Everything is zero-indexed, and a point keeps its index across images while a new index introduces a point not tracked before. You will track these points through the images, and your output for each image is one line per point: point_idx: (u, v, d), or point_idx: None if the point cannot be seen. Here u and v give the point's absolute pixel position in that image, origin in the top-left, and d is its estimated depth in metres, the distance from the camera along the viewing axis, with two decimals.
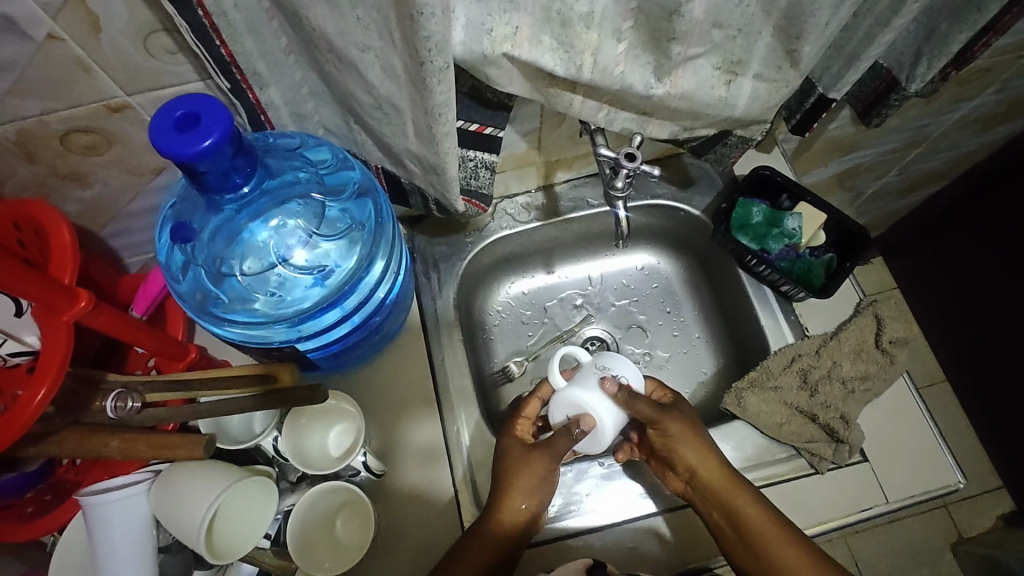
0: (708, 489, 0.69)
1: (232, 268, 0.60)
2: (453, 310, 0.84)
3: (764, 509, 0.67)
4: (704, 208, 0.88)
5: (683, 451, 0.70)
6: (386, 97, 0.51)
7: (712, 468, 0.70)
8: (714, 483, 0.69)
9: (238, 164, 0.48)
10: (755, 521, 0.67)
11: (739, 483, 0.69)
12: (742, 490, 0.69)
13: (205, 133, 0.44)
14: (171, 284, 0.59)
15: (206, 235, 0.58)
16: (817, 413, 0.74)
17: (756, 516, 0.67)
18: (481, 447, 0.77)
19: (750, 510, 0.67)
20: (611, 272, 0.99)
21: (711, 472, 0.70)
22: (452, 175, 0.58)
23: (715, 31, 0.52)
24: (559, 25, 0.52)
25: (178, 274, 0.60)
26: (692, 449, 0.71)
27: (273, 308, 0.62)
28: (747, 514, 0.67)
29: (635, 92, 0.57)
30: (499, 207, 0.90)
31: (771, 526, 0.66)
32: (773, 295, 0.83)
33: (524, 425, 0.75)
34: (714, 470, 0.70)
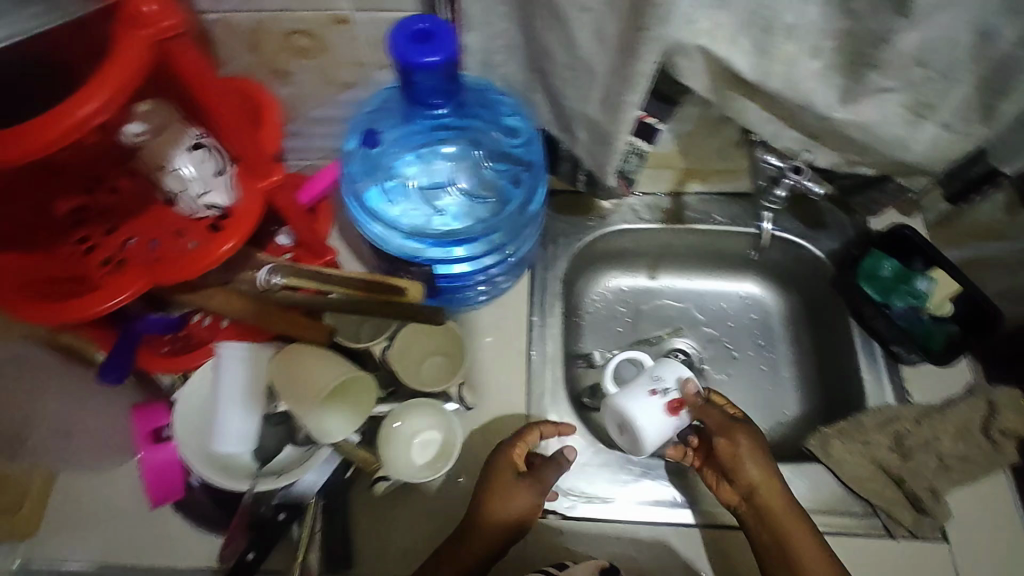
0: (765, 508, 0.68)
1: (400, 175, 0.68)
2: (559, 284, 0.87)
3: (815, 541, 0.66)
4: (828, 251, 0.88)
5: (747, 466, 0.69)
6: (585, 59, 0.55)
7: (774, 491, 0.68)
8: (773, 502, 0.67)
9: (444, 87, 0.54)
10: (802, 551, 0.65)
11: (797, 511, 0.67)
12: (802, 522, 0.67)
13: (434, 51, 0.49)
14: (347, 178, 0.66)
15: (393, 139, 0.67)
16: (904, 478, 0.73)
17: (806, 545, 0.65)
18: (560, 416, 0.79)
19: (801, 538, 0.65)
20: (712, 293, 0.99)
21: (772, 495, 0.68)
22: (617, 148, 0.61)
23: (915, 68, 0.53)
24: (761, 31, 0.54)
25: (354, 162, 0.67)
26: (758, 467, 0.69)
27: (412, 220, 0.67)
28: (799, 542, 0.65)
29: (814, 111, 0.58)
30: (625, 201, 0.92)
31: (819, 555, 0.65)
32: (882, 353, 0.82)
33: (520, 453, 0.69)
34: (774, 487, 0.68)
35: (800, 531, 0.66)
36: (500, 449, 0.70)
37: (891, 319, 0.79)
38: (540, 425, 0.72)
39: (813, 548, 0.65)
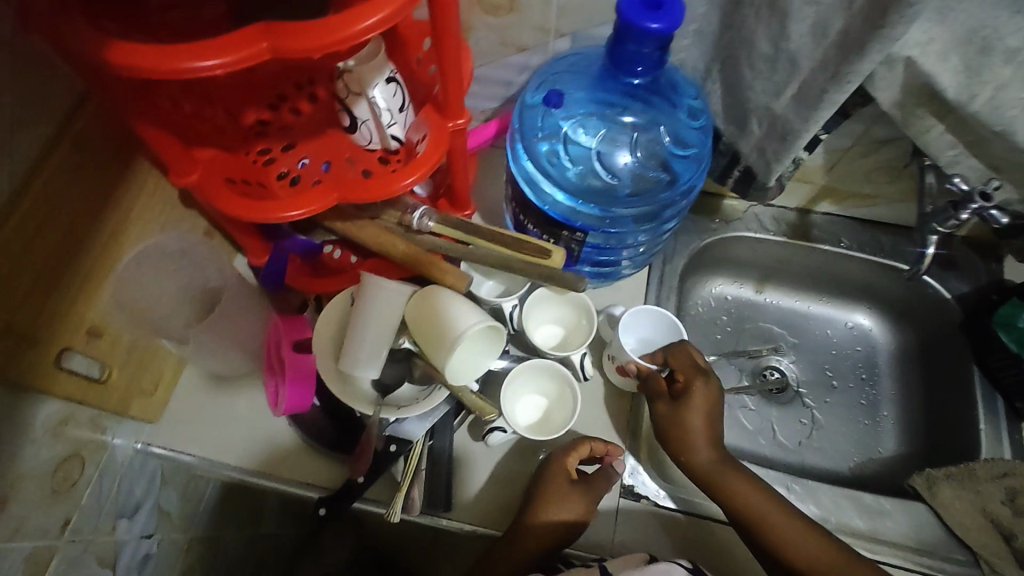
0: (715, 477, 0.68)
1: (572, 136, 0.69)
2: (676, 279, 0.87)
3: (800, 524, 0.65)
4: (957, 294, 0.86)
5: (693, 428, 0.69)
6: (793, 52, 0.55)
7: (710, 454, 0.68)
8: (726, 474, 0.67)
9: (649, 59, 0.54)
10: (788, 538, 0.64)
11: (737, 471, 0.68)
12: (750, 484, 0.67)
13: (659, 18, 0.50)
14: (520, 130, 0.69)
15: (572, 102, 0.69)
16: (1015, 534, 0.69)
17: (789, 533, 0.65)
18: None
19: (779, 522, 0.65)
20: (819, 318, 0.98)
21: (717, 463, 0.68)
22: (796, 147, 0.61)
23: None
24: (978, 52, 0.53)
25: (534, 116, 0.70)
26: (699, 423, 0.69)
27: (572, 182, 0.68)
28: (779, 529, 0.65)
29: (1012, 140, 0.57)
30: (752, 210, 0.92)
31: (826, 550, 0.64)
32: (1003, 405, 0.79)
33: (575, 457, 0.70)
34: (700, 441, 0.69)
35: (751, 494, 0.66)
36: (553, 456, 0.70)
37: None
38: (592, 441, 0.71)
39: (795, 529, 0.65)
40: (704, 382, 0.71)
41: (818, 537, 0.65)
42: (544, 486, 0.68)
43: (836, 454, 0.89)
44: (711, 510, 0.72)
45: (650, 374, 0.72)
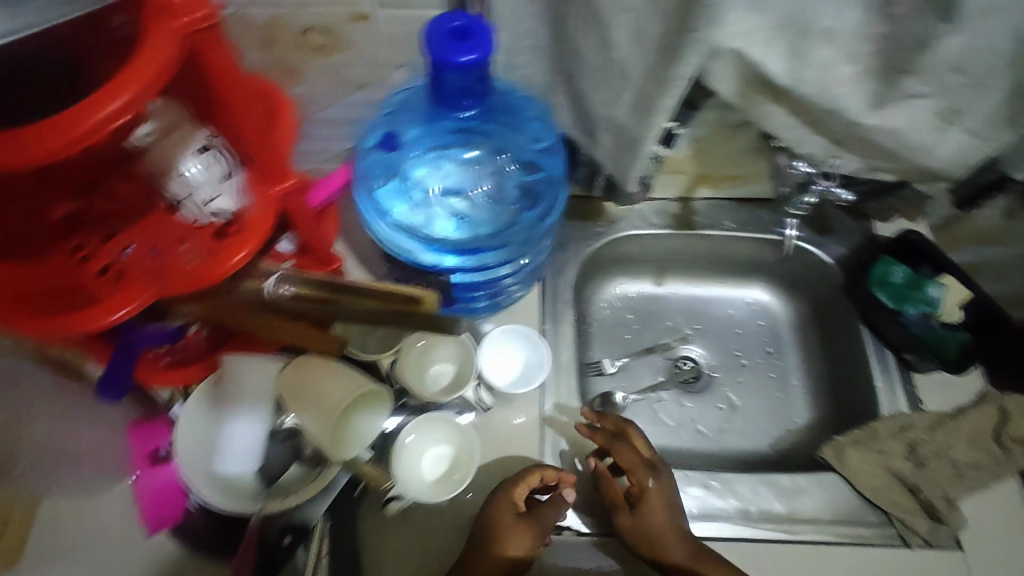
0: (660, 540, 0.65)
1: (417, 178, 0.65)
2: (570, 292, 0.85)
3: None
4: (837, 258, 0.88)
5: (657, 532, 0.65)
6: (619, 61, 0.53)
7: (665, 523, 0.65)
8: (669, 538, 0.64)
9: (473, 90, 0.51)
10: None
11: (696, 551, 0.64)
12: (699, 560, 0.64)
13: (472, 48, 0.46)
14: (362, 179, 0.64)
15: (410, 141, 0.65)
16: (920, 488, 0.72)
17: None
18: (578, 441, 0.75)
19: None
20: (719, 300, 0.99)
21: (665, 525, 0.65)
22: (645, 153, 0.59)
23: (951, 75, 0.52)
24: (796, 34, 0.53)
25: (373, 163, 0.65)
26: (661, 524, 0.65)
27: (430, 228, 0.64)
28: None
29: (845, 116, 0.57)
30: (635, 206, 0.91)
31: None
32: (894, 363, 0.81)
33: (518, 490, 0.65)
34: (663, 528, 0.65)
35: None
36: (499, 489, 0.66)
37: (905, 325, 0.79)
38: (541, 468, 0.67)
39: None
40: (657, 479, 0.68)
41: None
42: (492, 522, 0.63)
43: (753, 433, 0.90)
44: None
45: (601, 473, 0.69)
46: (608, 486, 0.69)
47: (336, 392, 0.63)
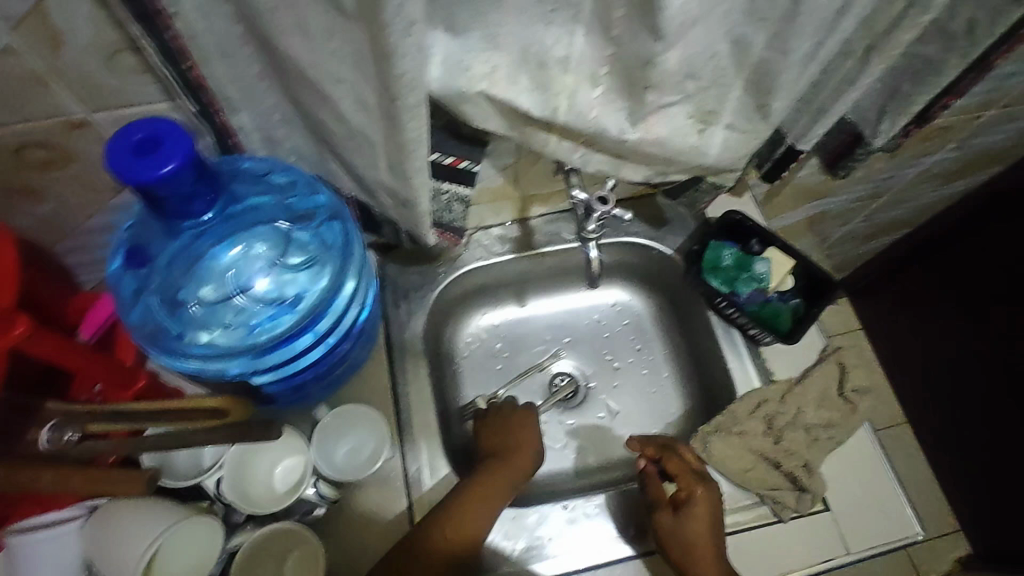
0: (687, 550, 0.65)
1: (191, 295, 0.57)
2: (422, 342, 0.83)
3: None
4: (676, 248, 0.89)
5: (698, 544, 0.65)
6: (358, 129, 0.50)
7: (705, 529, 0.66)
8: (694, 548, 0.65)
9: (200, 190, 0.47)
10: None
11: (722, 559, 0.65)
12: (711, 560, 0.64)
13: (165, 158, 0.42)
14: (122, 312, 0.56)
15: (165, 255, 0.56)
16: (780, 460, 0.75)
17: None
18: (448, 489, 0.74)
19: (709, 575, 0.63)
20: (583, 308, 0.98)
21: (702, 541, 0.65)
22: (423, 210, 0.57)
23: (687, 82, 0.52)
24: (537, 66, 0.52)
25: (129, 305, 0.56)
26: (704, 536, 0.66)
27: (232, 338, 0.59)
28: None
29: (609, 136, 0.57)
30: (473, 238, 0.89)
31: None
32: (740, 339, 0.84)
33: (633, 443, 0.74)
34: (705, 541, 0.65)
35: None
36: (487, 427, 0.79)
37: (741, 306, 0.81)
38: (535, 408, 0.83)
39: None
40: (706, 488, 0.69)
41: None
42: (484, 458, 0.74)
43: (636, 435, 0.91)
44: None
45: (649, 476, 0.73)
46: (655, 490, 0.71)
47: (142, 533, 0.55)
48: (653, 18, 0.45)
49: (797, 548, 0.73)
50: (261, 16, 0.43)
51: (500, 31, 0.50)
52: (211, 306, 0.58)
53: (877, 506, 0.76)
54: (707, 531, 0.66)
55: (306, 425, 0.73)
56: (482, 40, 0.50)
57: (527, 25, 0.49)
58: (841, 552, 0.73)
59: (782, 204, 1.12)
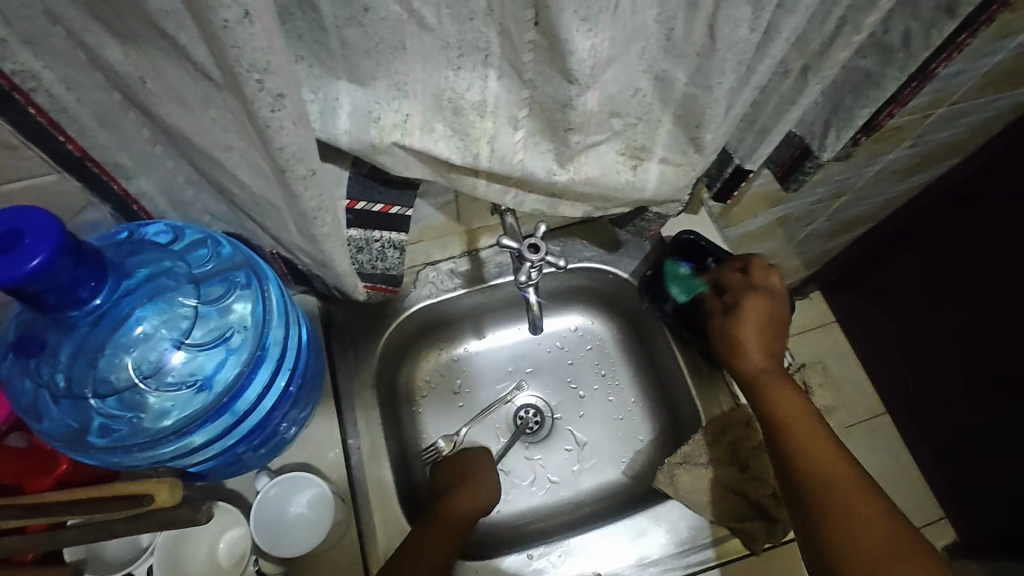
0: (827, 463, 0.60)
1: (96, 389, 0.52)
2: (372, 390, 0.79)
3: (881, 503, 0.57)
4: (632, 271, 0.86)
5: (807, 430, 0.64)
6: (259, 194, 0.46)
7: (822, 439, 0.63)
8: (837, 463, 0.60)
9: (82, 277, 0.43)
10: (854, 496, 0.58)
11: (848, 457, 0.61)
12: (836, 454, 0.61)
13: (30, 253, 0.38)
14: (34, 425, 0.52)
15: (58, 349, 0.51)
16: (748, 488, 0.72)
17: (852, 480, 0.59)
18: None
19: (866, 503, 0.57)
20: (543, 335, 0.94)
21: (831, 460, 0.61)
22: (344, 270, 0.53)
23: (612, 119, 0.49)
24: (452, 112, 0.49)
25: (29, 407, 0.52)
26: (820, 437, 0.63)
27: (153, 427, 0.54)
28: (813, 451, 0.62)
29: (538, 178, 0.54)
30: (421, 274, 0.85)
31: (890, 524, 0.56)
32: (704, 361, 0.81)
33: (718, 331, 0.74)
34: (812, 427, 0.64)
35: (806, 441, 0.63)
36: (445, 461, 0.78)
37: (700, 330, 0.80)
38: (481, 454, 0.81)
39: (878, 521, 0.56)
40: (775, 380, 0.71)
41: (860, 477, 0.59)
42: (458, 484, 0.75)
43: (604, 465, 0.88)
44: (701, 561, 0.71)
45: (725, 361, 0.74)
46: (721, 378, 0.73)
47: None
48: (564, 62, 0.42)
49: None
50: (132, 86, 0.40)
51: (407, 79, 0.47)
52: (120, 396, 0.53)
53: None
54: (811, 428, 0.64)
55: (249, 493, 0.69)
56: (389, 89, 0.47)
57: (435, 71, 0.46)
58: None
59: (742, 212, 1.10)
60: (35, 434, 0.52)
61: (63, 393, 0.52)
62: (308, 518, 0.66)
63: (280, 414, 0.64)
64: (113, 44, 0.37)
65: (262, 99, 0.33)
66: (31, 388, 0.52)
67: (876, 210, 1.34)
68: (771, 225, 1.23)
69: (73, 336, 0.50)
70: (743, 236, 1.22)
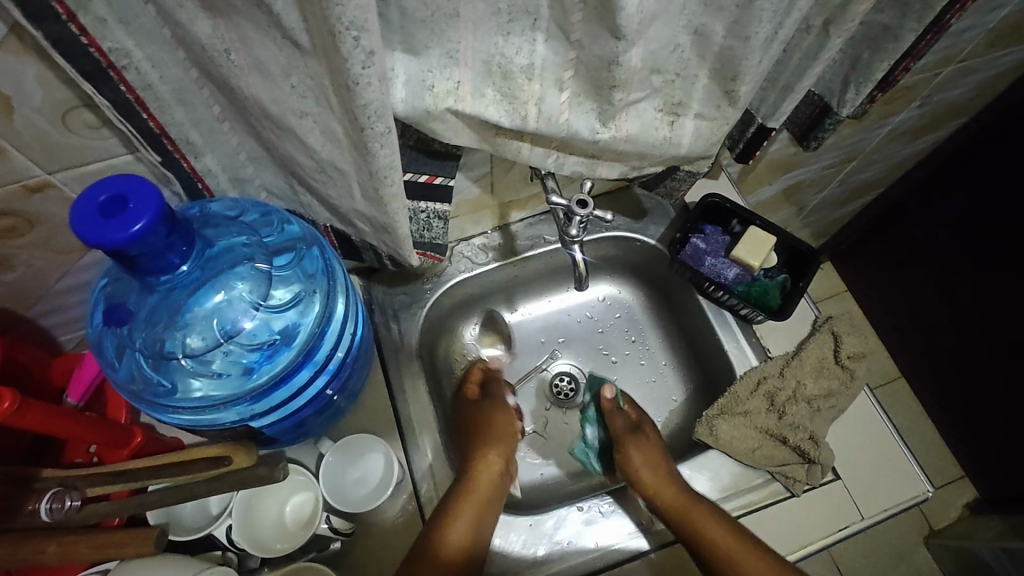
0: (682, 513, 0.72)
1: (177, 349, 0.56)
2: (417, 361, 0.82)
3: (730, 528, 0.69)
4: (658, 237, 0.88)
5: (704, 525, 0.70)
6: (328, 161, 0.49)
7: (672, 493, 0.74)
8: (693, 509, 0.72)
9: (173, 243, 0.46)
10: (718, 535, 0.69)
11: (694, 502, 0.72)
12: (698, 505, 0.72)
13: (134, 217, 0.41)
14: (107, 371, 0.55)
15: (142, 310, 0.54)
16: (787, 435, 0.75)
17: (714, 531, 0.69)
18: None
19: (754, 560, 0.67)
20: (574, 306, 0.97)
21: (731, 538, 0.69)
22: (404, 233, 0.56)
23: (653, 76, 0.52)
24: (501, 78, 0.52)
25: (115, 361, 0.56)
26: (710, 523, 0.70)
27: (225, 390, 0.58)
28: (700, 522, 0.70)
29: (582, 138, 0.57)
30: (456, 250, 0.88)
31: (737, 544, 0.68)
32: (733, 319, 0.84)
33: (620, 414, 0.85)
34: (660, 481, 0.75)
35: (715, 529, 0.69)
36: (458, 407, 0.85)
37: (729, 288, 0.82)
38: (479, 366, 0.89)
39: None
40: (748, 415, 0.76)
41: (720, 520, 0.70)
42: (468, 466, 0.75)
43: None
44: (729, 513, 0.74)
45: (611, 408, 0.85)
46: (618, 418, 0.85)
47: None
48: (613, 19, 0.45)
49: (813, 518, 0.74)
50: (217, 62, 0.43)
51: (459, 47, 0.49)
52: (198, 358, 0.57)
53: (880, 464, 0.78)
54: (702, 511, 0.71)
55: (311, 461, 0.72)
56: (442, 57, 0.50)
57: (485, 38, 0.49)
58: (855, 519, 0.74)
59: (758, 180, 1.13)
60: (109, 382, 0.56)
61: (149, 353, 0.55)
62: (364, 477, 0.70)
63: (336, 389, 0.68)
64: (202, 19, 0.40)
65: (355, 56, 0.36)
66: (117, 344, 0.56)
67: (885, 174, 1.37)
68: (783, 194, 1.26)
69: (158, 298, 0.53)
70: (758, 205, 1.26)
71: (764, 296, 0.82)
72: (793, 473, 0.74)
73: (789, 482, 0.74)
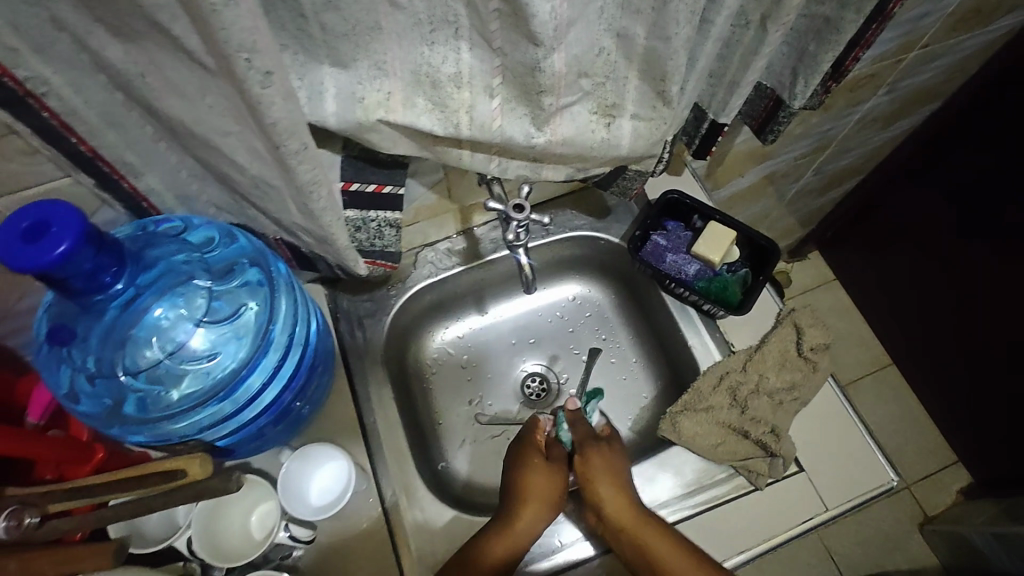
0: (633, 532, 0.69)
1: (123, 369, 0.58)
2: (382, 368, 0.83)
3: (683, 558, 0.67)
4: (621, 235, 0.89)
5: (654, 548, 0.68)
6: (258, 177, 0.50)
7: (626, 512, 0.70)
8: (646, 531, 0.69)
9: (104, 263, 0.47)
10: (669, 556, 0.67)
11: (648, 522, 0.69)
12: (650, 524, 0.69)
13: (56, 240, 0.42)
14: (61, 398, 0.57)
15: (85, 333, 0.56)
16: (749, 429, 0.75)
17: (661, 548, 0.68)
18: (439, 514, 0.76)
19: None
20: (543, 307, 0.98)
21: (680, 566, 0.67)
22: (344, 244, 0.57)
23: (581, 80, 0.53)
24: (430, 87, 0.53)
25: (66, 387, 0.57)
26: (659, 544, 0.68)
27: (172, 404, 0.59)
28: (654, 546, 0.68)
29: (518, 143, 0.57)
30: (420, 255, 0.89)
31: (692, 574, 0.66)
32: (697, 314, 0.85)
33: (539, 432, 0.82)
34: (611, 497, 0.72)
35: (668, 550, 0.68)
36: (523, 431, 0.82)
37: (690, 285, 0.82)
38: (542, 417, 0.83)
39: None
40: (721, 408, 0.77)
41: (669, 539, 0.68)
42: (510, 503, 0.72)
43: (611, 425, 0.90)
44: (704, 499, 0.74)
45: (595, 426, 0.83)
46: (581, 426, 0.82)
47: None
48: (527, 26, 0.45)
49: (777, 512, 0.74)
50: (135, 85, 0.43)
51: (386, 58, 0.50)
52: (143, 376, 0.59)
53: (845, 454, 0.77)
54: (662, 539, 0.69)
55: (275, 470, 0.72)
56: (370, 68, 0.50)
57: (411, 47, 0.50)
58: (819, 511, 0.74)
59: (730, 173, 1.13)
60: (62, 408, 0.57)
61: (95, 374, 0.57)
62: (325, 484, 0.71)
63: (293, 397, 0.67)
64: (114, 44, 0.41)
65: (252, 77, 0.36)
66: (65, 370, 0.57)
67: (863, 160, 1.36)
68: (760, 185, 1.25)
69: (101, 320, 0.56)
70: (734, 197, 1.25)
71: (727, 291, 0.82)
72: (754, 463, 0.74)
73: (750, 473, 0.74)
